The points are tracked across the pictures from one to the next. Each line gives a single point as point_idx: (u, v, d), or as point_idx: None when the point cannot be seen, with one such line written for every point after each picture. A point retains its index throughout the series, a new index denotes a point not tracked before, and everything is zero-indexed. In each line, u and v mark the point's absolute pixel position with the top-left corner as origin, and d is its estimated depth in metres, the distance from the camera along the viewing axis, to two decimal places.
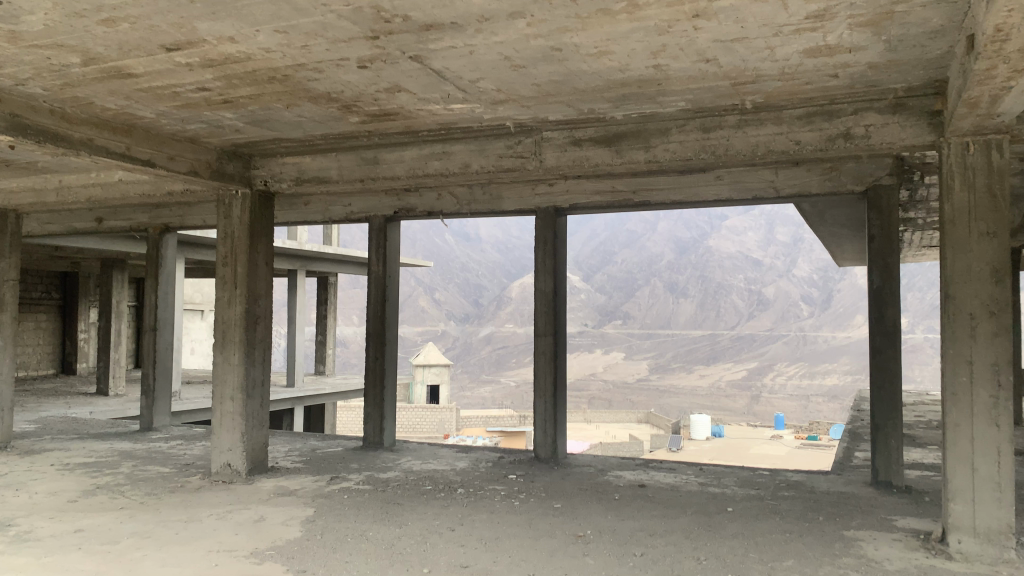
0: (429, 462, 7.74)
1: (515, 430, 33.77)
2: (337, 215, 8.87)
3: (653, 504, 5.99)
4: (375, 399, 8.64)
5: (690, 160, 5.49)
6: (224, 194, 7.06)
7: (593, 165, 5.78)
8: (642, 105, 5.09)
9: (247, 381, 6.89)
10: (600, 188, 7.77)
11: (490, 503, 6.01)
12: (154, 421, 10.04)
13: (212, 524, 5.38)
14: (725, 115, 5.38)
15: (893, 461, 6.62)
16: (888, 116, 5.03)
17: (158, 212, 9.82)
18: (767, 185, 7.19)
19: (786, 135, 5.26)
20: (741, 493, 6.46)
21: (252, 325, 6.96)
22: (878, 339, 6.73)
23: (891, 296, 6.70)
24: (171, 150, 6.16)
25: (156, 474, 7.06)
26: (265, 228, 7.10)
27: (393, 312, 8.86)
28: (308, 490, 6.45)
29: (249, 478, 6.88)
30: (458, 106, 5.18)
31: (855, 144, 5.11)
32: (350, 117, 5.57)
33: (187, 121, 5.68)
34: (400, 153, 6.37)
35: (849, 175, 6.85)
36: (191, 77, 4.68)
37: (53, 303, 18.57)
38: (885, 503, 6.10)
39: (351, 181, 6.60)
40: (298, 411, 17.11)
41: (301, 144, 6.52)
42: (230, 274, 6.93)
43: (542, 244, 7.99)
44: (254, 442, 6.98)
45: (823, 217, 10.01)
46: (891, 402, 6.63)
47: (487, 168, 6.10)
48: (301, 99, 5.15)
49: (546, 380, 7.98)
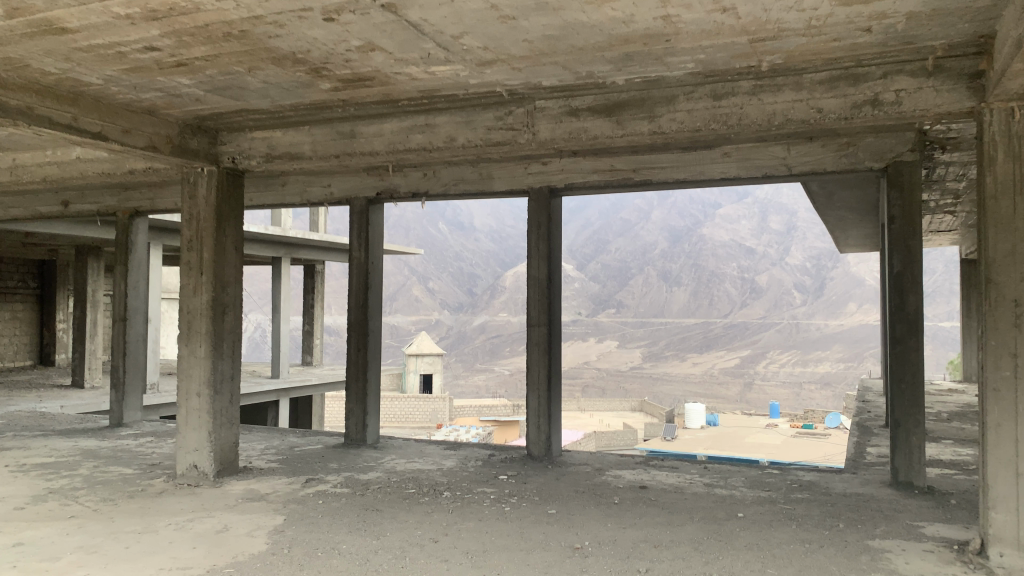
0: (414, 462, 7.20)
1: (509, 420, 33.26)
2: (315, 197, 8.29)
3: (656, 510, 5.47)
4: (357, 394, 8.07)
5: (699, 131, 4.97)
6: (188, 172, 6.48)
7: (592, 138, 5.26)
8: (647, 67, 4.53)
9: (215, 376, 6.35)
10: (598, 167, 7.22)
11: (478, 510, 5.47)
12: (124, 416, 9.49)
13: (170, 536, 4.85)
14: (739, 79, 4.84)
15: (915, 460, 6.12)
16: (922, 79, 4.50)
17: (127, 194, 9.21)
18: (778, 162, 6.63)
19: (806, 102, 4.73)
20: (751, 495, 5.96)
21: (220, 315, 6.41)
22: (899, 329, 6.19)
23: (912, 283, 6.17)
24: (126, 123, 5.58)
25: (117, 476, 6.53)
26: (234, 209, 6.53)
27: (377, 300, 8.30)
28: (280, 494, 5.92)
29: (216, 481, 6.33)
30: (441, 69, 4.62)
31: (884, 112, 4.58)
32: (321, 82, 5.00)
33: (140, 88, 5.11)
34: (379, 126, 5.83)
35: (868, 151, 6.30)
36: (134, 33, 4.10)
37: (30, 293, 17.98)
38: (908, 507, 5.59)
39: (326, 158, 6.05)
40: (284, 403, 16.61)
41: (271, 117, 5.94)
42: (196, 260, 6.37)
43: (535, 227, 7.45)
44: (223, 441, 6.43)
45: (832, 198, 9.45)
46: (912, 397, 6.11)
47: (475, 142, 5.56)
48: (264, 61, 4.58)
49: (539, 373, 7.43)
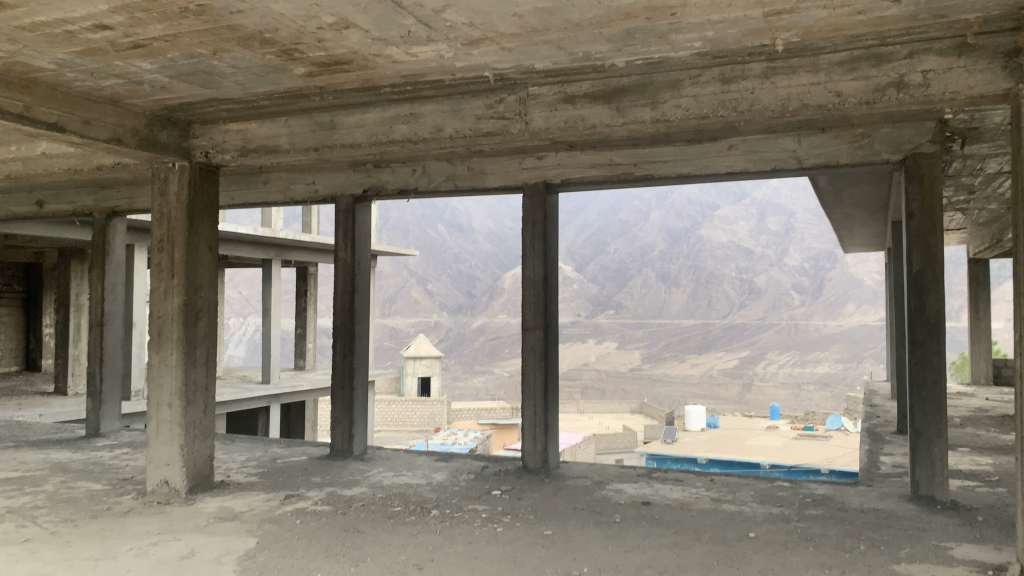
0: (402, 475, 6.77)
1: (507, 423, 32.85)
2: (298, 195, 7.85)
3: (661, 530, 5.05)
4: (343, 403, 7.64)
5: (706, 118, 4.57)
6: (158, 168, 6.05)
7: (590, 126, 4.86)
8: (650, 46, 4.13)
9: (188, 385, 5.92)
10: (595, 161, 6.80)
11: (467, 531, 5.04)
12: (101, 427, 9.00)
13: (130, 563, 4.43)
14: (749, 61, 4.44)
15: (936, 473, 5.70)
16: (952, 59, 4.11)
17: (104, 194, 8.77)
18: (788, 154, 6.21)
19: (823, 85, 4.32)
20: (762, 512, 5.54)
21: (192, 320, 5.99)
22: (919, 332, 5.77)
23: (934, 282, 5.75)
24: (86, 113, 5.17)
25: (83, 493, 6.09)
26: (207, 207, 6.10)
27: (364, 304, 7.86)
28: (256, 513, 5.51)
29: (189, 498, 5.92)
30: (423, 50, 4.22)
31: (910, 95, 4.18)
32: (294, 66, 4.59)
33: (99, 74, 4.69)
34: (359, 116, 5.43)
35: (885, 142, 5.87)
36: (81, 8, 3.69)
37: (14, 297, 17.57)
38: (932, 525, 5.17)
39: (304, 151, 5.65)
40: (274, 409, 16.20)
41: (244, 107, 5.52)
42: (166, 261, 5.95)
43: (530, 225, 7.02)
44: (196, 455, 6.01)
45: (840, 195, 9.04)
46: (933, 406, 5.71)
47: (463, 132, 5.15)
48: (229, 41, 4.17)
49: (535, 380, 7.00)
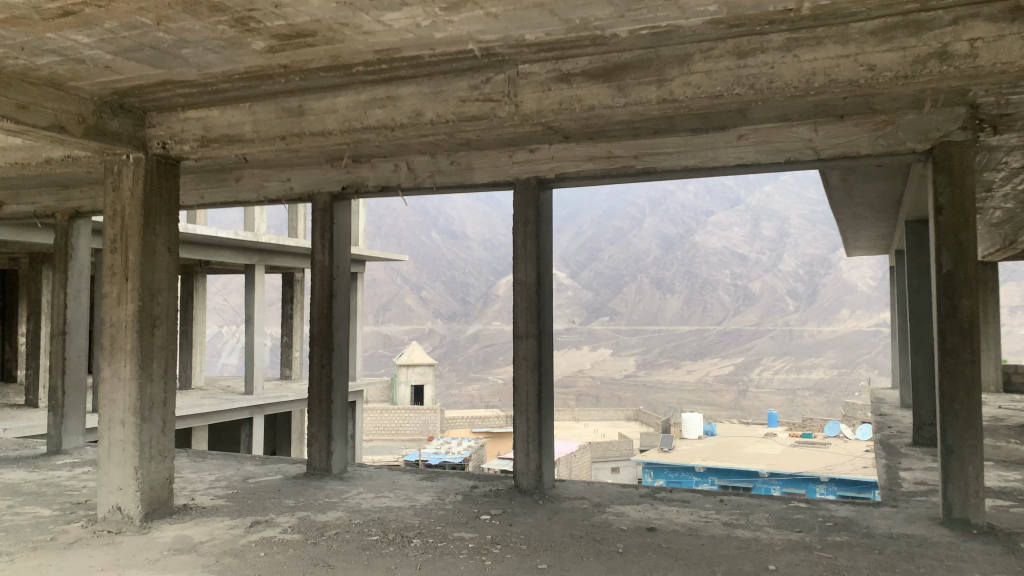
0: (383, 497, 6.20)
1: (501, 432, 32.21)
2: (272, 193, 7.30)
3: (669, 562, 4.49)
4: (320, 418, 7.07)
5: (720, 96, 4.04)
6: (111, 161, 5.50)
7: (587, 108, 4.31)
8: (658, 12, 3.59)
9: (143, 401, 5.34)
10: (593, 153, 6.25)
11: (451, 566, 4.46)
12: (63, 443, 8.37)
13: None
14: (768, 32, 3.91)
15: (971, 493, 5.15)
16: (1004, 26, 3.59)
17: (67, 193, 8.17)
18: (803, 145, 5.65)
19: (854, 58, 3.81)
20: (781, 539, 4.98)
21: (148, 329, 5.40)
22: (950, 339, 5.21)
23: (965, 283, 5.18)
24: (23, 96, 4.61)
25: (26, 521, 5.48)
26: (165, 203, 5.54)
27: (343, 311, 7.29)
28: (215, 544, 4.92)
29: (143, 525, 5.34)
30: (397, 17, 3.67)
31: (955, 67, 3.66)
32: (251, 40, 4.03)
33: (30, 48, 4.13)
34: (332, 100, 4.89)
35: (910, 130, 5.35)
36: None
37: None
38: (973, 554, 4.61)
39: (270, 140, 5.10)
40: (257, 421, 15.59)
41: (202, 90, 4.97)
42: (119, 263, 5.37)
43: (521, 224, 6.47)
44: (152, 479, 5.44)
45: (851, 192, 8.52)
46: (966, 420, 5.15)
47: (446, 116, 4.60)
48: (172, 7, 3.61)
49: (527, 392, 6.45)
